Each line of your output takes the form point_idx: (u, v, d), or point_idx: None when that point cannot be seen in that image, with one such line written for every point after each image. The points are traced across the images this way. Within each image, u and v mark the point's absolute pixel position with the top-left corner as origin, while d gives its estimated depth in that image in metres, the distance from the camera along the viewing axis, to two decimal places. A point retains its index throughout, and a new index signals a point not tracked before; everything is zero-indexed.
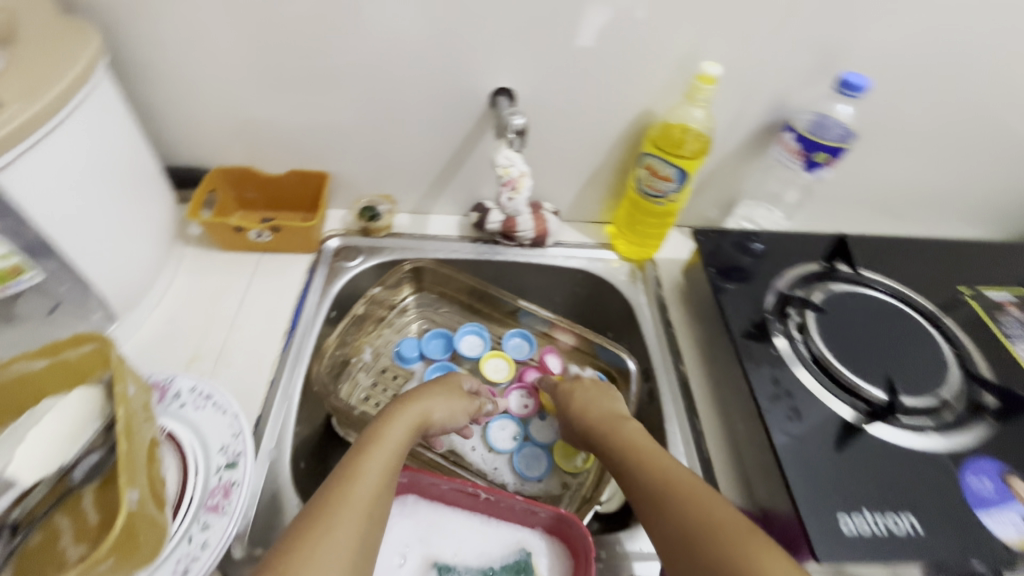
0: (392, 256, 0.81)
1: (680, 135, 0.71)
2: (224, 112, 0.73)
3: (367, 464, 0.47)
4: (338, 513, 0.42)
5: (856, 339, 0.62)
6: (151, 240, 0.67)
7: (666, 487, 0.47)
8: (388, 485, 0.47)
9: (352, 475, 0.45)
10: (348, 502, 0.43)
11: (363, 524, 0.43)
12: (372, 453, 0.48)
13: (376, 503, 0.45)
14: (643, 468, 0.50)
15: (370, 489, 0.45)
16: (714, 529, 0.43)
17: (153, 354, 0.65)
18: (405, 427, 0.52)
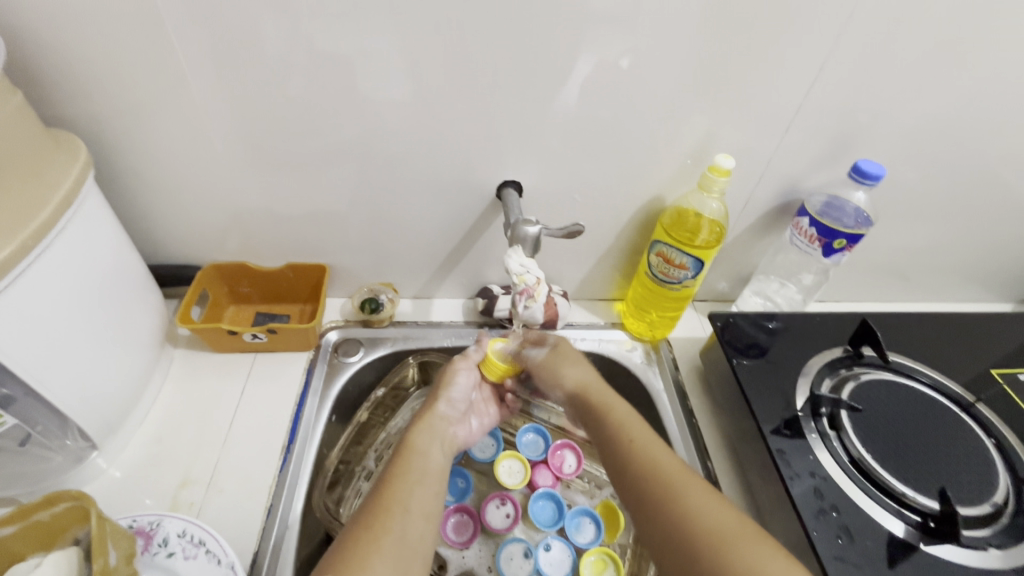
0: (394, 348, 0.77)
1: (695, 220, 0.70)
2: (218, 211, 0.69)
3: (401, 485, 0.49)
4: (382, 538, 0.44)
5: (894, 438, 0.58)
6: (137, 354, 0.62)
7: (717, 542, 0.42)
8: (426, 498, 0.49)
9: (386, 500, 0.47)
10: (388, 522, 0.45)
11: (410, 541, 0.45)
12: (404, 475, 0.50)
13: (414, 524, 0.46)
14: (652, 482, 0.47)
15: (412, 512, 0.47)
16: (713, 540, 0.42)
17: (136, 483, 0.59)
18: (425, 436, 0.56)
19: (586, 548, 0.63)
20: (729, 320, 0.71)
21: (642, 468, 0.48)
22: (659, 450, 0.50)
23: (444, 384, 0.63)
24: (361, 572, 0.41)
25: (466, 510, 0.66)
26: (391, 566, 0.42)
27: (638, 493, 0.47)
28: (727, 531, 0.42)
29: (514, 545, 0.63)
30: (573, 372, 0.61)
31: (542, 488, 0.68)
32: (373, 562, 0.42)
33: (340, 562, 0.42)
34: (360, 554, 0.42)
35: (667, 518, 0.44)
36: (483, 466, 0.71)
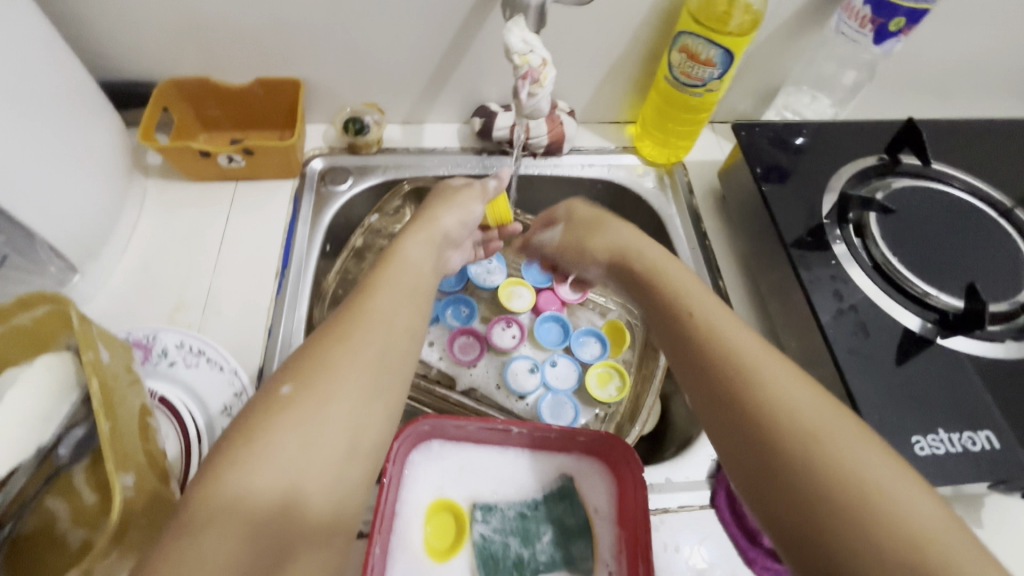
0: (386, 176, 0.71)
1: (726, 6, 0.59)
2: (162, 6, 0.58)
3: (383, 296, 0.43)
4: (356, 348, 0.39)
5: (923, 242, 0.55)
6: (102, 175, 0.57)
7: (749, 372, 0.37)
8: (413, 314, 0.44)
9: (365, 309, 0.42)
10: (367, 335, 0.40)
11: (392, 358, 0.40)
12: (389, 286, 0.44)
13: (395, 337, 0.41)
14: (728, 371, 0.38)
15: (395, 326, 0.41)
16: (804, 437, 0.34)
17: (130, 308, 0.57)
18: (416, 248, 0.50)
19: (591, 363, 0.64)
20: (753, 131, 0.64)
21: (717, 358, 0.39)
22: (718, 316, 0.42)
23: (453, 202, 0.55)
24: (331, 384, 0.36)
25: (471, 332, 0.65)
26: (365, 382, 0.38)
27: (704, 382, 0.39)
28: (763, 360, 0.38)
29: (519, 362, 0.63)
30: (607, 238, 0.53)
31: (547, 312, 0.67)
32: (344, 371, 0.37)
33: (309, 368, 0.37)
34: (331, 363, 0.37)
35: (706, 364, 0.39)
36: (487, 292, 0.69)
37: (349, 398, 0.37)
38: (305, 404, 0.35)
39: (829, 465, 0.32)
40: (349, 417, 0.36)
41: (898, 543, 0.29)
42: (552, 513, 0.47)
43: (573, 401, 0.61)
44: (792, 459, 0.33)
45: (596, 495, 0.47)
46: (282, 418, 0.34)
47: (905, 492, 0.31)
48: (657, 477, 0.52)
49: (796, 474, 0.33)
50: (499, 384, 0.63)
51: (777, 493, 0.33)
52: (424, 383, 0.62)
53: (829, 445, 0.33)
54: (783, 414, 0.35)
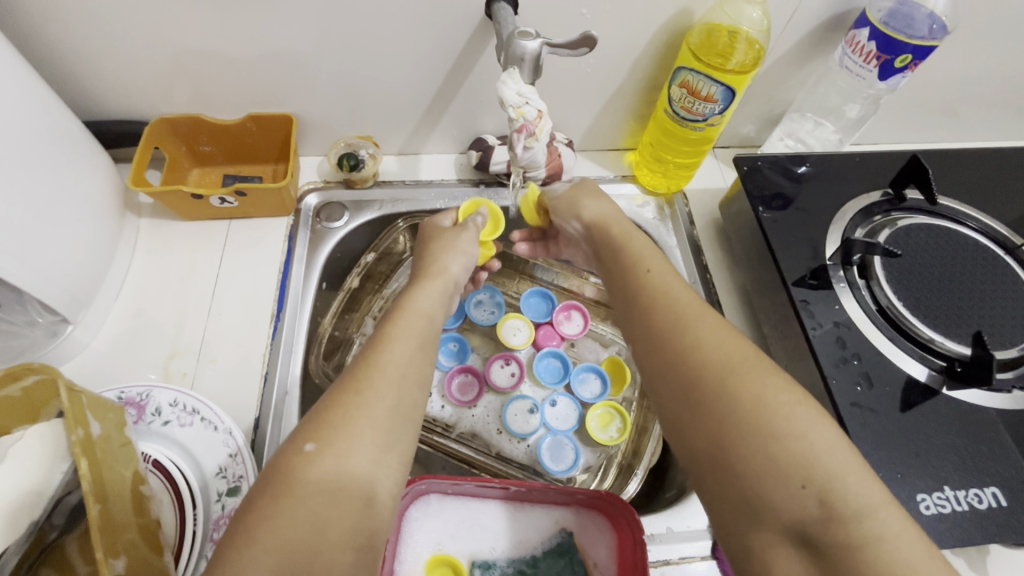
0: (382, 211, 0.70)
1: (728, 41, 0.58)
2: (150, 48, 0.57)
3: (395, 347, 0.41)
4: (371, 404, 0.37)
5: (928, 284, 0.54)
6: (93, 222, 0.56)
7: (684, 321, 0.39)
8: (424, 360, 0.42)
9: (376, 361, 0.39)
10: (381, 387, 0.38)
11: (407, 408, 0.38)
12: (403, 335, 0.42)
13: (411, 389, 0.39)
14: (665, 311, 0.40)
15: (409, 378, 0.39)
16: (723, 371, 0.35)
17: (124, 355, 0.56)
18: (428, 296, 0.48)
19: (592, 402, 0.63)
20: (756, 164, 0.63)
21: (657, 302, 0.41)
22: (669, 275, 0.44)
23: (449, 247, 0.54)
24: (347, 439, 0.35)
25: (470, 371, 0.64)
26: (380, 433, 0.36)
27: (644, 324, 0.41)
28: (697, 310, 0.40)
29: (519, 402, 0.63)
30: (597, 207, 0.54)
31: (547, 348, 0.66)
32: (360, 425, 0.36)
33: (323, 428, 0.35)
34: (347, 417, 0.36)
35: (645, 312, 0.41)
36: (485, 328, 0.68)
37: (366, 450, 0.35)
38: (323, 461, 0.34)
39: (738, 395, 0.34)
40: (367, 474, 0.35)
41: (787, 460, 0.32)
42: (552, 569, 0.46)
43: (573, 442, 0.61)
44: (709, 390, 0.35)
45: (595, 551, 0.47)
46: (303, 476, 0.33)
47: (802, 416, 0.33)
48: (658, 527, 0.51)
49: (717, 403, 0.34)
50: (499, 428, 0.62)
51: (695, 429, 0.35)
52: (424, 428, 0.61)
53: (743, 378, 0.35)
54: (706, 354, 0.37)
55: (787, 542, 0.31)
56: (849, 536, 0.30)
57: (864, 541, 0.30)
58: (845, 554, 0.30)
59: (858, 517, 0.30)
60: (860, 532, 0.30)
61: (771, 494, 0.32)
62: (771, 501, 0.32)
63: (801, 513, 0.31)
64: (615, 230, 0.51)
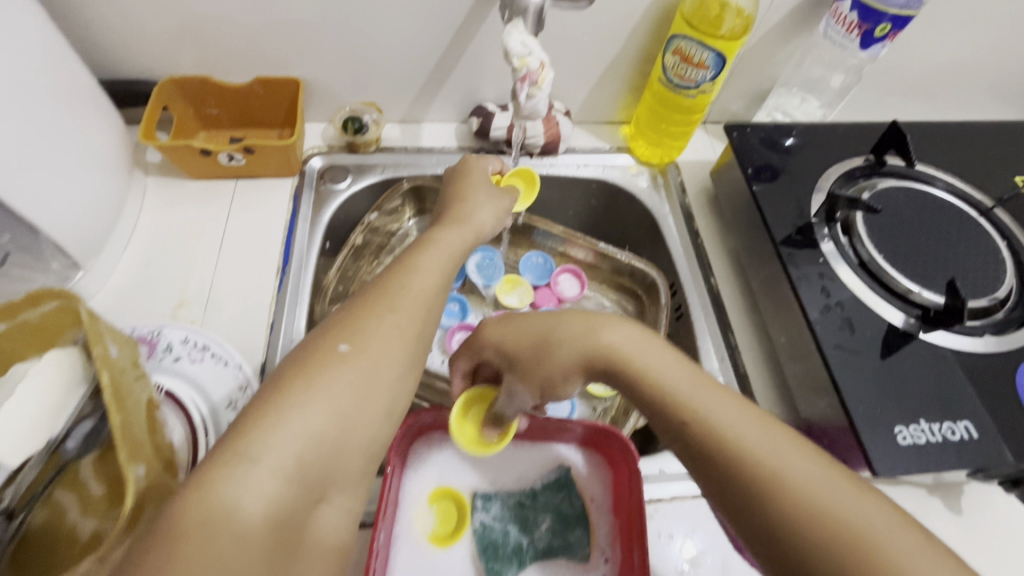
0: (384, 175, 0.71)
1: (718, 11, 0.61)
2: (161, 7, 0.59)
3: (418, 273, 0.44)
4: (397, 315, 0.40)
5: (906, 240, 0.57)
6: (103, 172, 0.57)
7: (772, 478, 0.33)
8: (445, 289, 0.45)
9: (403, 280, 0.43)
10: (404, 304, 0.41)
11: (429, 332, 0.42)
12: (432, 266, 0.45)
13: (431, 309, 0.43)
14: (705, 434, 0.36)
15: (430, 301, 0.43)
16: (800, 507, 0.32)
17: (132, 304, 0.58)
18: (455, 235, 0.50)
19: None
20: (744, 132, 0.66)
21: (701, 425, 0.36)
22: (723, 401, 0.37)
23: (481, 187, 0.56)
24: (377, 348, 0.38)
25: (470, 328, 0.66)
26: (404, 346, 0.40)
27: (692, 447, 0.37)
28: (743, 424, 0.35)
29: None
30: (558, 307, 0.45)
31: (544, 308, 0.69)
32: (389, 337, 0.39)
33: (357, 331, 0.38)
34: (380, 327, 0.39)
35: (716, 468, 0.35)
36: (484, 289, 0.70)
37: (394, 359, 0.38)
38: (357, 362, 0.37)
39: (852, 552, 0.30)
40: (392, 384, 0.38)
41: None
42: (550, 502, 0.48)
43: (569, 396, 0.62)
44: (828, 568, 0.30)
45: (593, 485, 0.49)
46: (336, 371, 0.36)
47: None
48: (651, 468, 0.53)
49: (794, 537, 0.31)
50: None
51: (779, 565, 0.32)
52: (425, 376, 0.61)
53: (864, 546, 0.30)
54: (809, 515, 0.31)
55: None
56: None
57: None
58: None
59: None
60: None
61: None
62: None
63: None
64: (620, 338, 0.42)
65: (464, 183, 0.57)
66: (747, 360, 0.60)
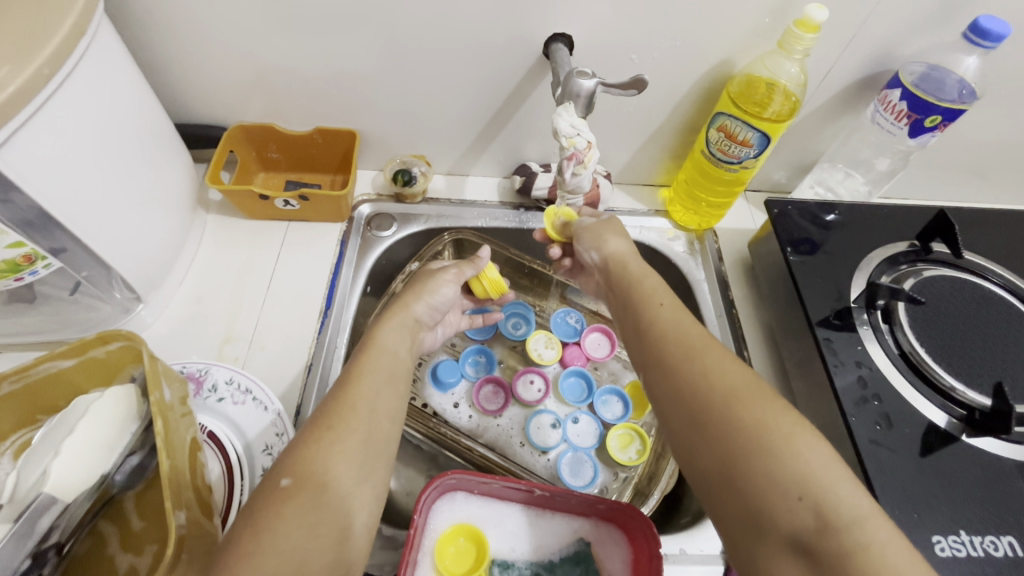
0: (428, 225, 0.74)
1: (766, 92, 0.62)
2: (239, 63, 0.64)
3: (364, 385, 0.44)
4: (344, 440, 0.40)
5: (951, 334, 0.56)
6: (172, 211, 0.61)
7: (695, 352, 0.42)
8: (394, 393, 0.46)
9: (349, 396, 0.43)
10: (352, 423, 0.41)
11: (379, 441, 0.42)
12: (370, 374, 0.45)
13: (379, 424, 0.43)
14: (670, 336, 0.43)
15: (377, 413, 0.43)
16: (725, 397, 0.38)
17: (182, 336, 0.61)
18: (392, 332, 0.51)
19: (613, 423, 0.65)
20: (785, 208, 0.66)
21: (667, 331, 0.44)
22: (679, 311, 0.46)
23: (423, 287, 0.57)
24: (324, 472, 0.38)
25: (497, 381, 0.67)
26: (353, 465, 0.40)
27: (652, 344, 0.44)
28: (705, 342, 0.42)
29: (542, 416, 0.65)
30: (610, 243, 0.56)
31: (573, 366, 0.69)
32: (332, 461, 0.39)
33: (299, 462, 0.38)
34: (319, 452, 0.39)
35: (653, 345, 0.44)
36: (513, 342, 0.71)
37: (341, 484, 0.39)
38: (304, 491, 0.37)
39: (754, 440, 0.36)
40: (341, 506, 0.38)
41: (787, 479, 0.34)
42: None
43: (593, 460, 0.62)
44: (715, 413, 0.38)
45: (611, 563, 0.49)
46: (284, 508, 0.36)
47: (797, 440, 0.35)
48: (671, 548, 0.52)
49: (718, 422, 0.37)
50: (522, 440, 0.64)
51: (697, 447, 0.38)
52: (451, 433, 0.63)
53: (747, 401, 0.38)
54: (710, 381, 0.39)
55: (788, 551, 0.33)
56: (843, 543, 0.32)
57: (856, 549, 0.31)
58: (842, 562, 0.31)
59: (850, 527, 0.32)
60: (853, 540, 0.32)
61: (772, 506, 0.34)
62: (772, 512, 0.34)
63: (798, 523, 0.33)
64: (648, 285, 0.50)
65: (424, 283, 0.57)
66: None
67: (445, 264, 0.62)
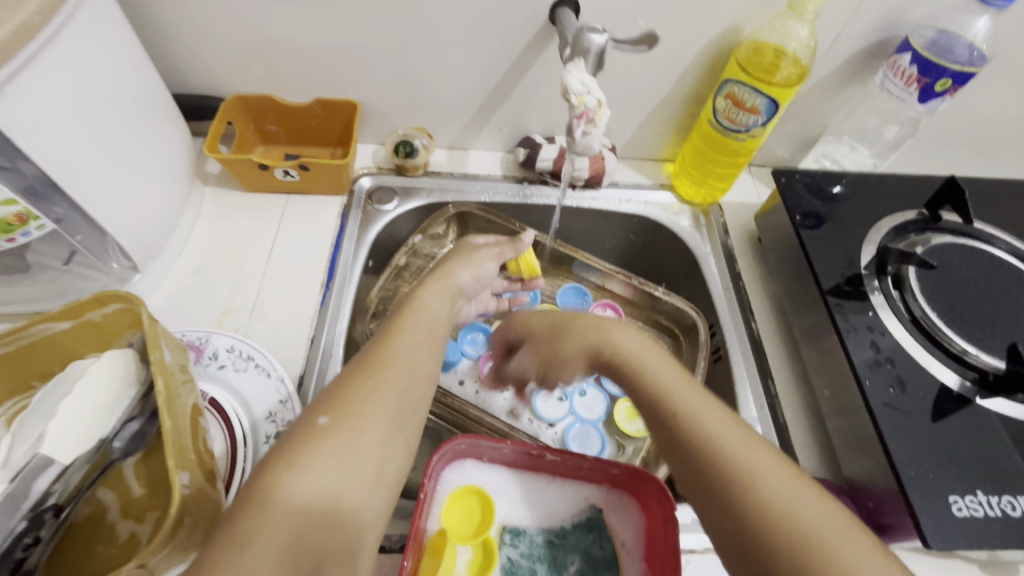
0: (430, 199, 0.73)
1: (774, 58, 0.61)
2: (236, 29, 0.62)
3: (405, 340, 0.45)
4: (382, 390, 0.41)
5: (963, 300, 0.55)
6: (168, 180, 0.60)
7: (689, 410, 0.39)
8: (430, 353, 0.46)
9: (389, 352, 0.43)
10: (393, 375, 0.42)
11: (414, 396, 0.43)
12: (408, 331, 0.46)
13: (416, 380, 0.43)
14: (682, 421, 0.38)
15: (416, 369, 0.44)
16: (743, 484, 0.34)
17: (180, 307, 0.59)
18: (434, 295, 0.51)
19: (620, 395, 0.64)
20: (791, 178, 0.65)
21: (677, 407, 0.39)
22: (679, 376, 0.41)
23: (468, 258, 0.56)
24: (361, 417, 0.39)
25: None
26: (389, 416, 0.40)
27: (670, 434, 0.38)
28: (708, 411, 0.38)
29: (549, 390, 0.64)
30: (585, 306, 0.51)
31: None
32: (372, 408, 0.40)
33: (342, 402, 0.39)
34: (357, 400, 0.40)
35: (645, 400, 0.42)
36: (518, 317, 0.70)
37: (376, 434, 0.39)
38: (340, 432, 0.37)
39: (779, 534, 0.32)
40: (376, 452, 0.38)
41: (810, 558, 0.31)
42: (579, 543, 0.47)
43: (601, 432, 0.62)
44: (721, 487, 0.35)
45: (624, 529, 0.48)
46: (319, 445, 0.37)
47: (850, 557, 0.31)
48: (685, 517, 0.51)
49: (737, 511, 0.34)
50: (530, 416, 0.62)
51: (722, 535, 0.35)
52: (459, 405, 0.59)
53: (762, 487, 0.34)
54: (707, 444, 0.37)
55: None
56: None
57: None
58: None
59: None
60: None
61: None
62: None
63: None
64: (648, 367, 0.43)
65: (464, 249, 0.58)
66: (787, 411, 0.58)
67: (488, 241, 0.61)
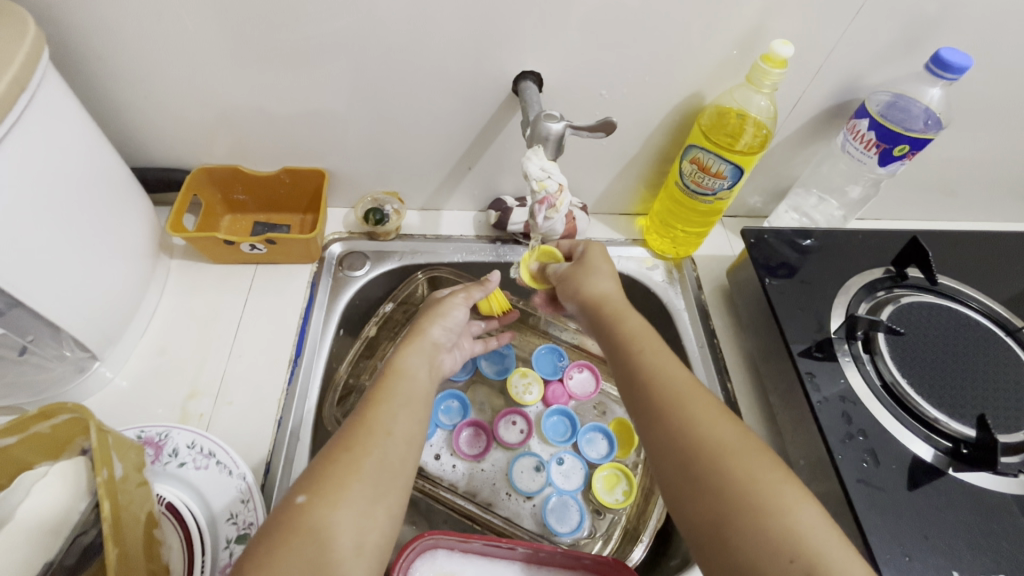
0: (401, 263, 0.73)
1: (737, 123, 0.62)
2: (199, 107, 0.62)
3: (384, 409, 0.44)
4: (361, 461, 0.40)
5: (931, 362, 0.55)
6: (130, 262, 0.58)
7: (682, 402, 0.42)
8: (416, 416, 0.45)
9: (368, 425, 0.43)
10: (370, 446, 0.41)
11: (393, 464, 0.41)
12: (387, 399, 0.45)
13: (396, 446, 0.42)
14: (666, 393, 0.43)
15: (395, 436, 0.43)
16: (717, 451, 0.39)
17: (143, 393, 0.58)
18: (416, 360, 0.51)
19: (599, 462, 0.63)
20: (760, 236, 0.65)
21: (660, 382, 0.44)
22: (667, 358, 0.46)
23: (436, 312, 0.56)
24: (337, 493, 0.38)
25: (475, 424, 0.65)
26: (369, 486, 0.39)
27: (651, 399, 0.44)
28: (692, 392, 0.43)
29: (525, 459, 0.63)
30: (598, 281, 0.56)
31: (556, 405, 0.67)
32: (351, 480, 0.39)
33: (320, 480, 0.39)
34: (339, 474, 0.39)
35: (638, 390, 0.45)
36: (494, 381, 0.69)
37: (356, 504, 0.38)
38: (314, 513, 0.37)
39: (747, 502, 0.36)
40: (354, 525, 0.37)
41: (763, 516, 0.36)
42: None
43: (578, 503, 0.61)
44: (724, 497, 0.37)
45: None
46: (296, 527, 0.36)
47: (812, 531, 0.35)
48: None
49: (709, 476, 0.38)
50: (508, 489, 0.61)
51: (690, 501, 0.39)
52: (431, 485, 0.61)
53: (736, 458, 0.39)
54: (703, 433, 0.40)
55: None
56: None
57: None
58: None
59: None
60: None
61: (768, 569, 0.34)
62: None
63: None
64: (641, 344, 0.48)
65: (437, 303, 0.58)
66: None
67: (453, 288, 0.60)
